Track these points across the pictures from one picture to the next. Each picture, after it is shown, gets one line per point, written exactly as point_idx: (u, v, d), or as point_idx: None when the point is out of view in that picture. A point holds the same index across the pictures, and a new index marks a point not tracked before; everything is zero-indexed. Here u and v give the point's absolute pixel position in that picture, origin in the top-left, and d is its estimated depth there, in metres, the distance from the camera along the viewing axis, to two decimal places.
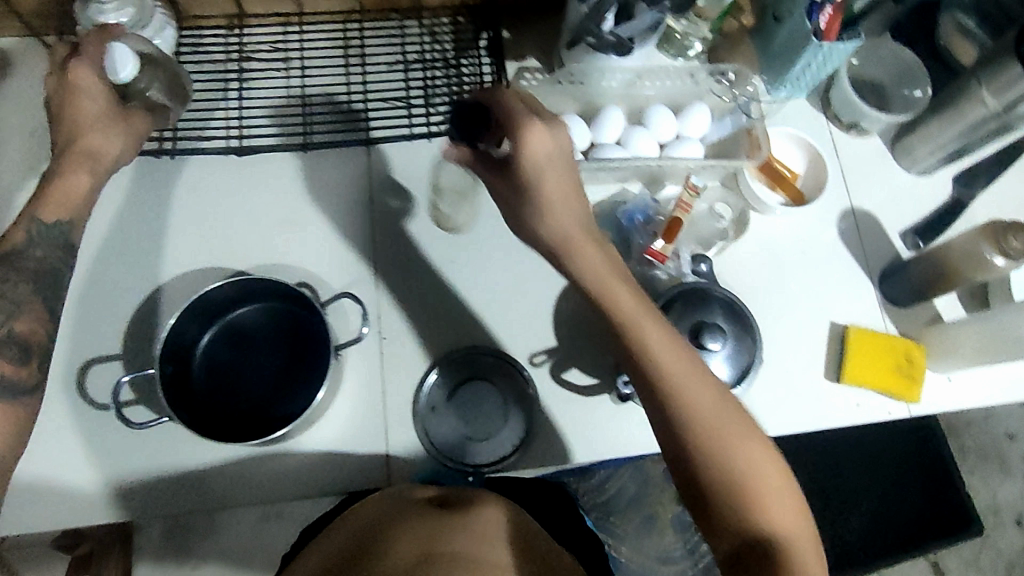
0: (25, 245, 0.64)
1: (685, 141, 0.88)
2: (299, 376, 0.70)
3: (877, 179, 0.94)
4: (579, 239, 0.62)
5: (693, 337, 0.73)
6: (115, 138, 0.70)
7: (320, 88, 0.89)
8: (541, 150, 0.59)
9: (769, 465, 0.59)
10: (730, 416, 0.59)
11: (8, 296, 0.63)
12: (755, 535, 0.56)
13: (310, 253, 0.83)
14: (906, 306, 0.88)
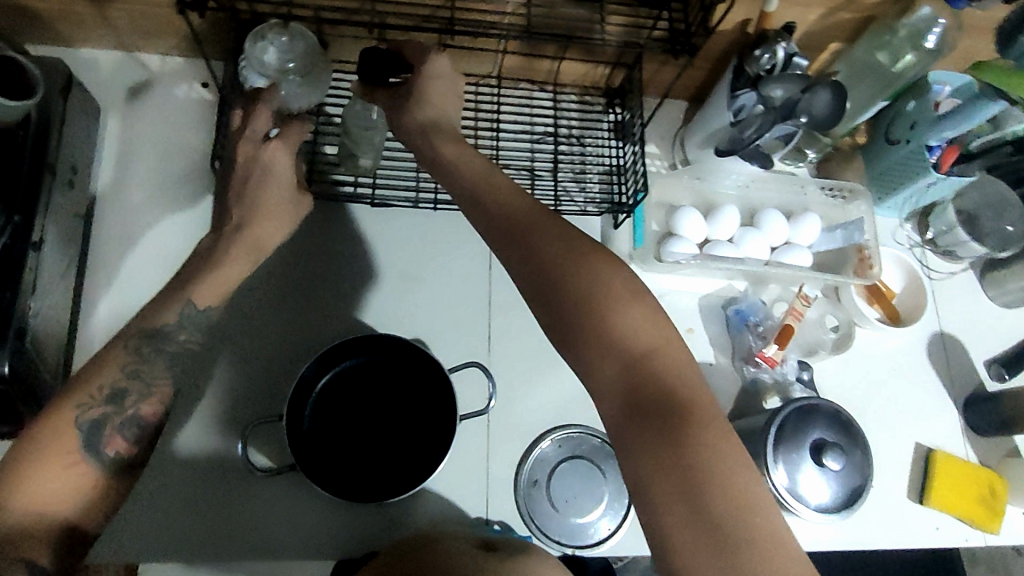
0: (175, 327, 0.62)
1: (793, 248, 0.89)
2: (419, 445, 0.71)
3: (966, 307, 0.97)
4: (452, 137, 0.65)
5: (816, 449, 0.75)
6: (279, 222, 0.67)
7: None
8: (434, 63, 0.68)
9: (672, 342, 0.53)
10: (623, 294, 0.54)
11: (145, 376, 0.60)
12: (661, 414, 0.50)
13: (427, 311, 0.83)
14: (987, 436, 0.90)
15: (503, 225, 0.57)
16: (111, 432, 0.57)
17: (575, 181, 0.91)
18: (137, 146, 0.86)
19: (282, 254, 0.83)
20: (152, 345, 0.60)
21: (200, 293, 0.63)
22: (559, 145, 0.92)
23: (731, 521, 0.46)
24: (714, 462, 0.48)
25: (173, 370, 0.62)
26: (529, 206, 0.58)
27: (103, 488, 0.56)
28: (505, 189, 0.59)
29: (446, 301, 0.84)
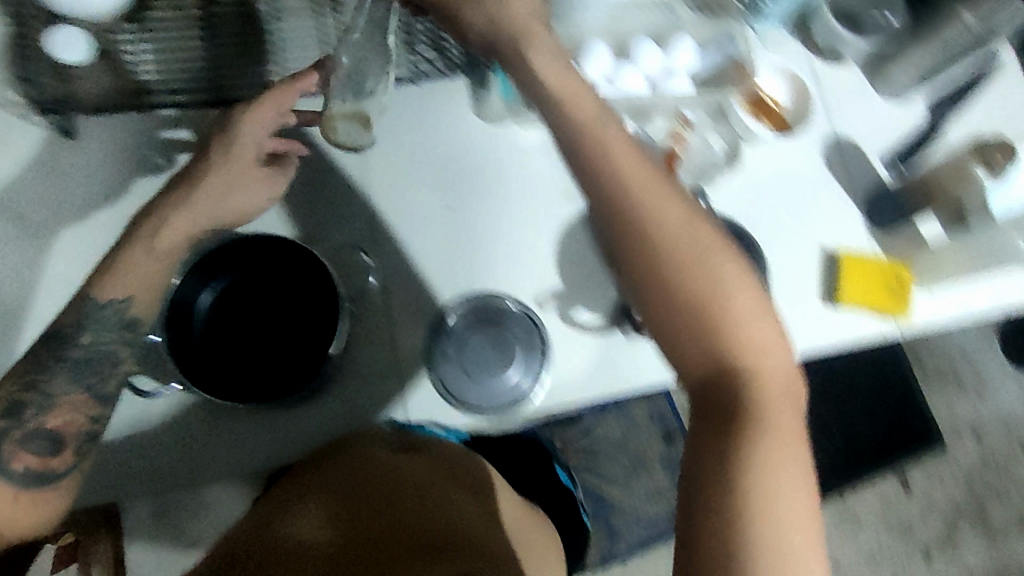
0: (75, 329, 0.67)
1: (672, 74, 0.86)
2: (313, 337, 0.72)
3: (857, 105, 0.95)
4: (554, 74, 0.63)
5: None
6: (252, 193, 0.72)
7: (293, 32, 0.83)
8: None
9: (772, 361, 0.56)
10: (746, 311, 0.56)
11: (42, 389, 0.65)
12: (738, 420, 0.54)
13: (302, 208, 0.81)
14: (893, 230, 0.90)
15: (654, 214, 0.57)
16: (14, 446, 0.63)
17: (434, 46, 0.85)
18: None
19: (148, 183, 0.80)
20: (51, 353, 0.66)
21: (100, 291, 0.67)
22: None
23: (757, 531, 0.50)
24: (772, 480, 0.52)
25: (76, 378, 0.66)
26: (664, 198, 0.58)
27: (29, 499, 0.63)
28: (618, 164, 0.59)
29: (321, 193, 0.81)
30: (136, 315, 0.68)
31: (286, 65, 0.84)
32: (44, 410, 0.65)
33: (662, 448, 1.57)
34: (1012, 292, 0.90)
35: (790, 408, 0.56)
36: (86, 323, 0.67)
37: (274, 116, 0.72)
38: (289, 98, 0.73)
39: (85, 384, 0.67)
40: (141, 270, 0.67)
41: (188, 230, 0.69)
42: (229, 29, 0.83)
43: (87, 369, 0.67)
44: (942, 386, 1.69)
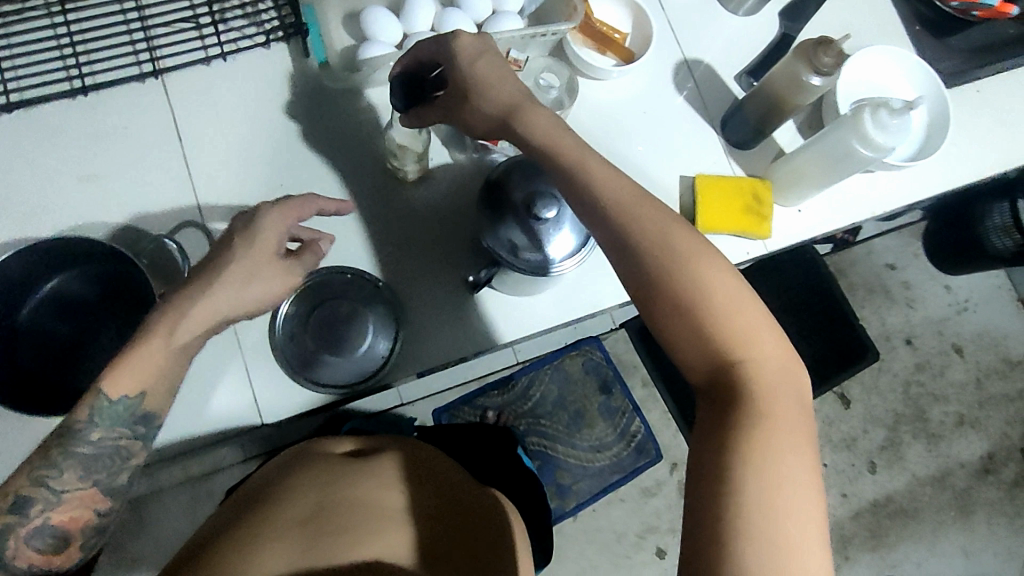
0: (85, 424, 0.57)
1: (505, 16, 0.82)
2: (129, 325, 0.69)
3: (706, 27, 0.93)
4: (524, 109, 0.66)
5: (529, 210, 0.70)
6: (263, 285, 0.61)
7: (92, 22, 0.78)
8: (470, 49, 0.67)
9: (763, 348, 0.55)
10: (735, 304, 0.56)
11: (52, 485, 0.56)
12: (734, 409, 0.52)
13: (124, 206, 0.75)
14: (749, 148, 0.88)
15: (630, 228, 0.59)
16: (17, 545, 0.54)
17: (246, 15, 0.80)
18: None
19: None
20: (62, 445, 0.57)
21: (112, 386, 0.57)
22: None
23: (763, 520, 0.47)
24: (778, 468, 0.49)
25: (85, 474, 0.57)
26: (647, 209, 0.60)
27: None
28: (627, 184, 0.62)
29: (141, 182, 0.76)
30: (155, 408, 0.60)
31: (86, 55, 0.77)
32: (50, 505, 0.56)
33: (601, 399, 1.50)
34: (873, 196, 0.90)
35: (793, 394, 0.54)
36: (99, 420, 0.57)
37: (296, 218, 0.64)
38: (311, 204, 0.65)
39: (93, 480, 0.58)
40: (152, 368, 0.58)
41: (203, 326, 0.59)
42: (20, 26, 0.76)
43: (97, 464, 0.58)
44: (858, 301, 1.66)
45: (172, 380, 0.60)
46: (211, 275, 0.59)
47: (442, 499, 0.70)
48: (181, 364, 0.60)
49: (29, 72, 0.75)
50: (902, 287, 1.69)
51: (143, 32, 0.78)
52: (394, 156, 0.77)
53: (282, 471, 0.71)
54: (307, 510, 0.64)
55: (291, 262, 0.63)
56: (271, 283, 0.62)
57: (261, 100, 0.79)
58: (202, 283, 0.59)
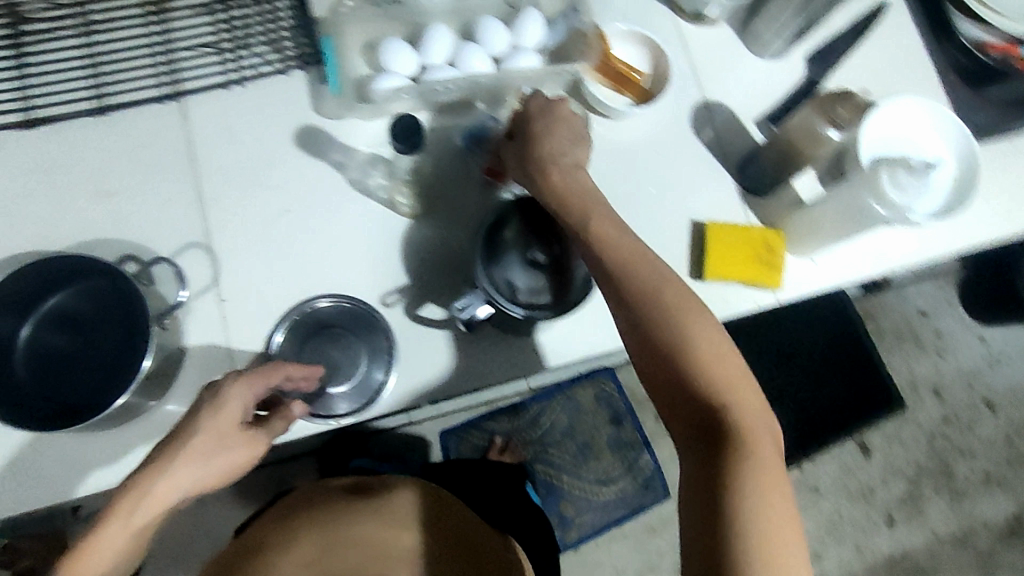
0: None
1: (521, 52, 0.81)
2: (124, 339, 0.69)
3: (728, 69, 0.91)
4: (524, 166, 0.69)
5: (530, 252, 0.70)
6: (229, 463, 0.60)
7: (118, 43, 0.80)
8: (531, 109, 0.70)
9: (735, 376, 0.56)
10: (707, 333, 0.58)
11: None
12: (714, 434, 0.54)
13: (132, 224, 0.76)
14: (764, 195, 0.86)
15: (610, 259, 0.61)
16: None
17: (267, 42, 0.81)
18: None
19: None
20: None
21: (70, 570, 0.56)
22: (233, 11, 0.82)
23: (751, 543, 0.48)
24: (763, 502, 0.49)
25: None
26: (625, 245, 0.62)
27: None
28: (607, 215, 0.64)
29: (151, 201, 0.77)
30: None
31: (111, 75, 0.79)
32: None
33: (611, 431, 1.46)
34: (894, 250, 0.87)
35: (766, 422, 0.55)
36: None
37: (265, 386, 0.62)
38: (277, 369, 0.64)
39: None
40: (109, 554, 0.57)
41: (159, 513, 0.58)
42: (50, 45, 0.78)
43: None
44: (886, 346, 1.59)
45: (131, 558, 0.59)
46: (173, 454, 0.58)
47: (449, 542, 0.70)
48: (139, 545, 0.59)
49: (55, 90, 0.78)
50: (934, 336, 1.62)
51: (167, 55, 0.80)
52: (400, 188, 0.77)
53: (296, 507, 0.73)
54: (313, 548, 0.64)
55: (256, 440, 0.62)
56: (235, 456, 0.61)
57: (274, 125, 0.80)
58: (162, 462, 0.58)
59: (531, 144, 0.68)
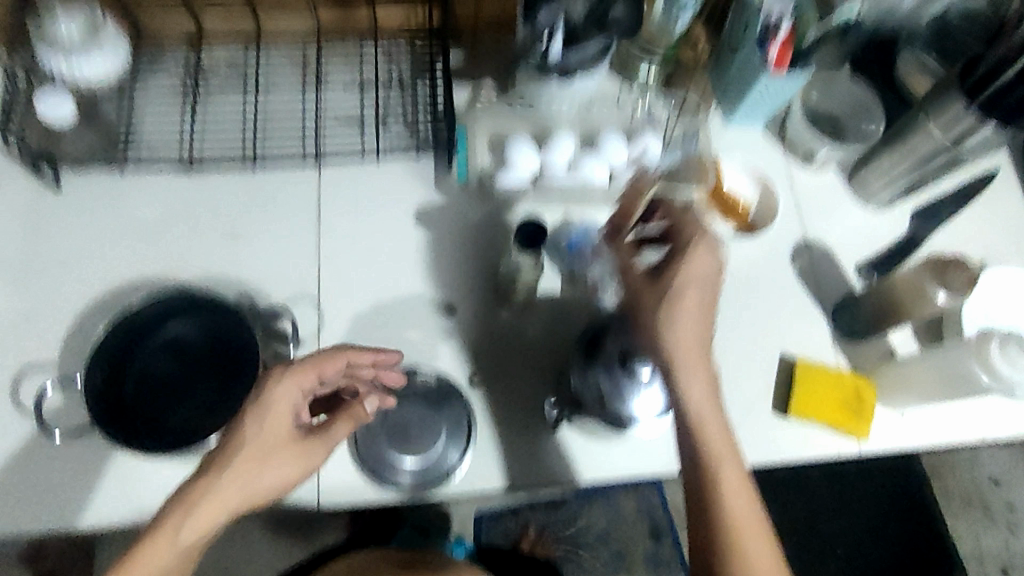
0: None
1: (636, 168, 0.86)
2: (235, 385, 0.72)
3: (833, 212, 0.93)
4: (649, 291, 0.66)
5: (622, 361, 0.71)
6: (278, 475, 0.61)
7: (275, 105, 0.86)
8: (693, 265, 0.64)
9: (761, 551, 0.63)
10: (727, 442, 0.64)
11: None
12: None
13: (250, 269, 0.81)
14: (860, 342, 0.86)
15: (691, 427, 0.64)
16: None
17: (406, 123, 0.88)
18: None
19: (115, 238, 0.81)
20: None
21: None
22: (381, 91, 0.88)
23: None
24: None
25: None
26: (698, 389, 0.64)
27: None
28: (693, 329, 0.64)
29: (274, 252, 0.82)
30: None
31: (263, 134, 0.85)
32: None
33: (649, 546, 1.30)
34: (990, 420, 0.84)
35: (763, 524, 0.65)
36: None
37: (316, 379, 0.62)
38: (342, 360, 0.63)
39: None
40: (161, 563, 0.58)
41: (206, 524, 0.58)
42: (215, 97, 0.85)
43: None
44: (951, 511, 1.50)
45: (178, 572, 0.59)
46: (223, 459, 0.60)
47: None
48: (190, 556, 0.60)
49: (211, 139, 0.84)
50: (1006, 509, 1.52)
51: (316, 123, 0.86)
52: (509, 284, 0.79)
53: None
54: None
55: (313, 444, 0.63)
56: (286, 466, 0.61)
57: (397, 199, 0.86)
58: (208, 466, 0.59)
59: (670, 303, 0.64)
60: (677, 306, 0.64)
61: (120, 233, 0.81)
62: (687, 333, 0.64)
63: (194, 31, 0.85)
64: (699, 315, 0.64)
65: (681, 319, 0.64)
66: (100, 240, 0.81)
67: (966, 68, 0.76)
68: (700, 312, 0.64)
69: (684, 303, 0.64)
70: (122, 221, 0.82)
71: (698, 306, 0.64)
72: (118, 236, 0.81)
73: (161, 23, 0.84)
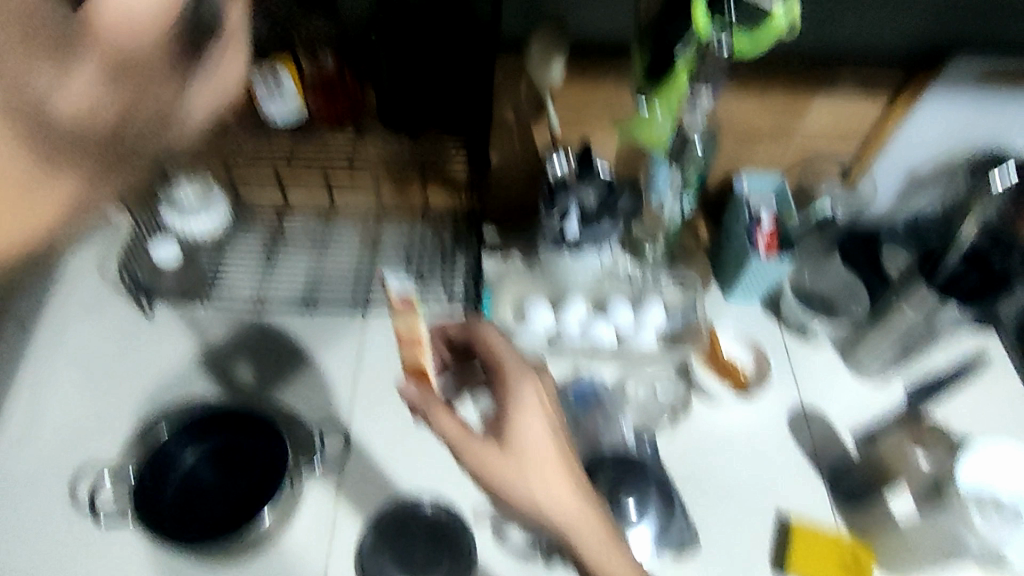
0: None
1: (639, 332, 0.96)
2: (262, 493, 0.81)
3: (830, 381, 0.99)
4: (491, 462, 0.66)
5: None
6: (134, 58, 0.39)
7: (334, 269, 1.02)
8: (523, 400, 0.69)
9: None
10: (617, 549, 0.66)
11: None
12: None
13: (293, 394, 0.92)
14: (859, 506, 0.88)
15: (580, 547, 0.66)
16: None
17: (442, 285, 1.01)
18: (78, 271, 1.01)
19: (185, 358, 0.94)
20: None
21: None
22: (424, 263, 1.02)
23: None
24: None
25: None
26: (569, 503, 0.66)
27: None
28: (535, 477, 0.66)
29: (314, 385, 0.93)
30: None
31: (321, 293, 1.00)
32: None
33: None
34: None
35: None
36: None
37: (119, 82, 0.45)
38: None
39: None
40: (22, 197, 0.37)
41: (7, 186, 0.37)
42: (289, 260, 1.02)
43: None
44: None
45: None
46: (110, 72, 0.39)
47: None
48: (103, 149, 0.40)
49: (278, 293, 0.99)
50: None
51: (365, 288, 1.01)
52: None
53: None
54: None
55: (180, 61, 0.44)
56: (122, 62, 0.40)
57: None
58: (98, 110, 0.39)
59: (515, 434, 0.67)
60: (520, 468, 0.66)
61: (188, 353, 0.94)
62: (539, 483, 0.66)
63: (280, 203, 1.03)
64: (544, 459, 0.66)
65: (526, 476, 0.65)
66: (172, 360, 0.94)
67: (923, 254, 0.89)
68: (540, 460, 0.66)
69: (523, 458, 0.66)
70: (193, 344, 0.95)
71: (539, 463, 0.66)
72: (186, 358, 0.94)
73: (256, 197, 1.02)
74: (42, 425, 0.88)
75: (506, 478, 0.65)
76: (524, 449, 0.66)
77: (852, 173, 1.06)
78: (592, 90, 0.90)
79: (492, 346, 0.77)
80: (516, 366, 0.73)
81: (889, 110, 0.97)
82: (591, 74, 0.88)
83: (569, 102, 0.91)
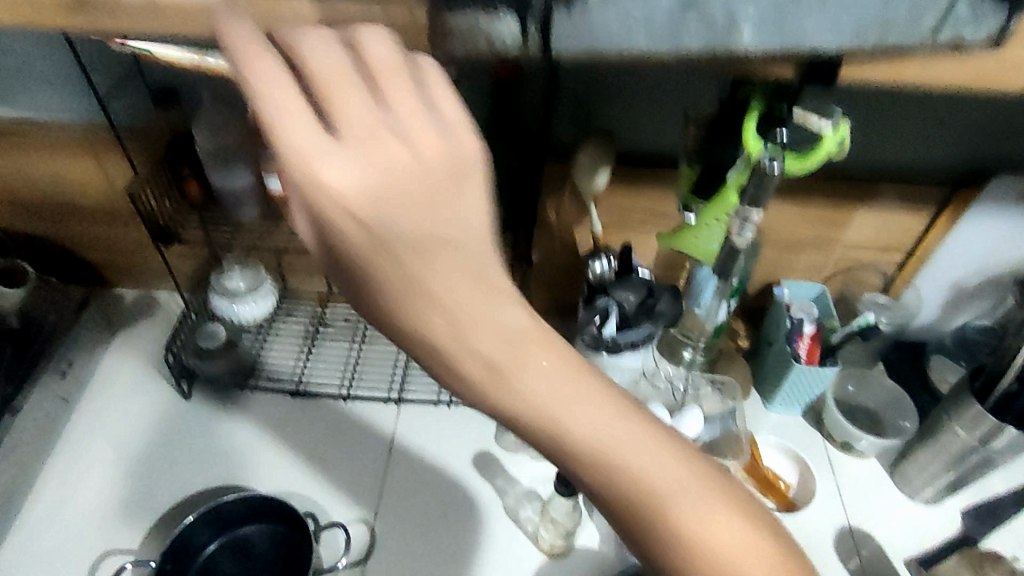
0: None
1: None
2: None
3: (877, 502, 0.95)
4: (437, 317, 0.41)
5: None
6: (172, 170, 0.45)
7: (373, 355, 1.03)
8: (382, 57, 0.43)
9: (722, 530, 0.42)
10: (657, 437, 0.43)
11: None
12: None
13: (321, 485, 0.91)
14: None
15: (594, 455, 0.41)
16: None
17: None
18: (123, 350, 1.04)
19: (219, 443, 0.94)
20: None
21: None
22: None
23: None
24: None
25: None
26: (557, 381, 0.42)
27: None
28: (505, 323, 0.42)
29: (342, 476, 0.92)
30: None
31: (358, 379, 1.01)
32: None
33: None
34: None
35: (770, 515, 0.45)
36: None
37: None
38: None
39: None
40: None
41: None
42: (329, 344, 1.04)
43: None
44: None
45: None
46: None
47: None
48: None
49: (317, 377, 1.01)
50: None
51: (402, 374, 1.02)
52: (542, 527, 0.87)
53: None
54: None
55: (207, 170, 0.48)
56: None
57: (459, 440, 0.97)
58: None
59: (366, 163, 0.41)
60: (423, 225, 0.42)
61: (222, 438, 0.95)
62: (477, 255, 0.43)
63: (325, 293, 1.08)
64: (428, 156, 0.42)
65: (444, 254, 0.42)
66: (206, 444, 0.94)
67: (973, 371, 0.87)
68: (459, 209, 0.43)
69: (338, 154, 0.40)
70: (228, 429, 0.96)
71: (433, 173, 0.42)
72: (220, 443, 0.94)
73: (305, 285, 1.07)
74: (72, 502, 0.88)
75: (429, 302, 0.42)
76: (407, 153, 0.41)
77: (893, 285, 1.05)
78: (634, 195, 0.92)
79: (331, 58, 0.42)
80: (390, 49, 0.44)
81: (930, 225, 0.98)
82: (634, 183, 0.91)
83: (611, 206, 0.94)
